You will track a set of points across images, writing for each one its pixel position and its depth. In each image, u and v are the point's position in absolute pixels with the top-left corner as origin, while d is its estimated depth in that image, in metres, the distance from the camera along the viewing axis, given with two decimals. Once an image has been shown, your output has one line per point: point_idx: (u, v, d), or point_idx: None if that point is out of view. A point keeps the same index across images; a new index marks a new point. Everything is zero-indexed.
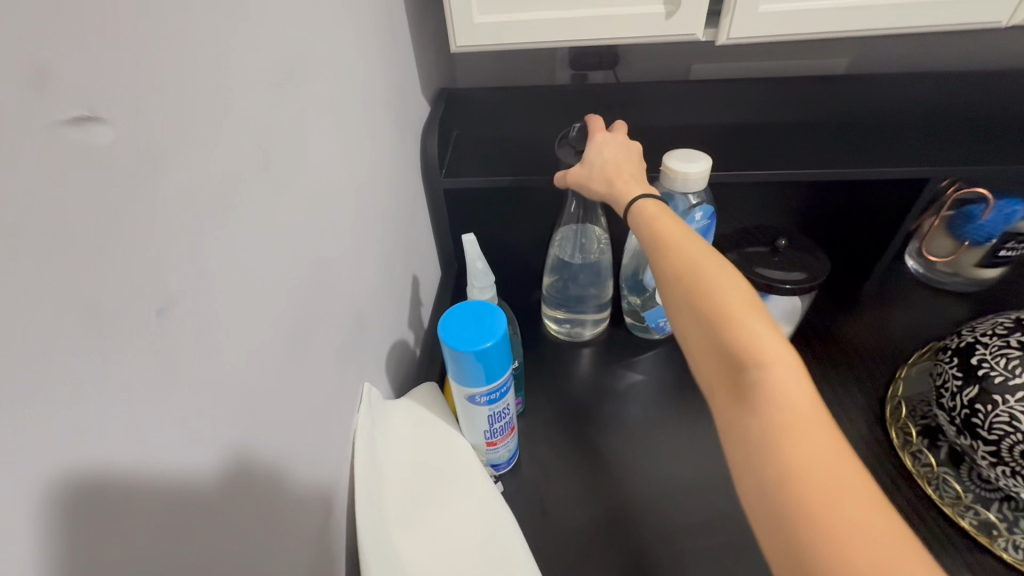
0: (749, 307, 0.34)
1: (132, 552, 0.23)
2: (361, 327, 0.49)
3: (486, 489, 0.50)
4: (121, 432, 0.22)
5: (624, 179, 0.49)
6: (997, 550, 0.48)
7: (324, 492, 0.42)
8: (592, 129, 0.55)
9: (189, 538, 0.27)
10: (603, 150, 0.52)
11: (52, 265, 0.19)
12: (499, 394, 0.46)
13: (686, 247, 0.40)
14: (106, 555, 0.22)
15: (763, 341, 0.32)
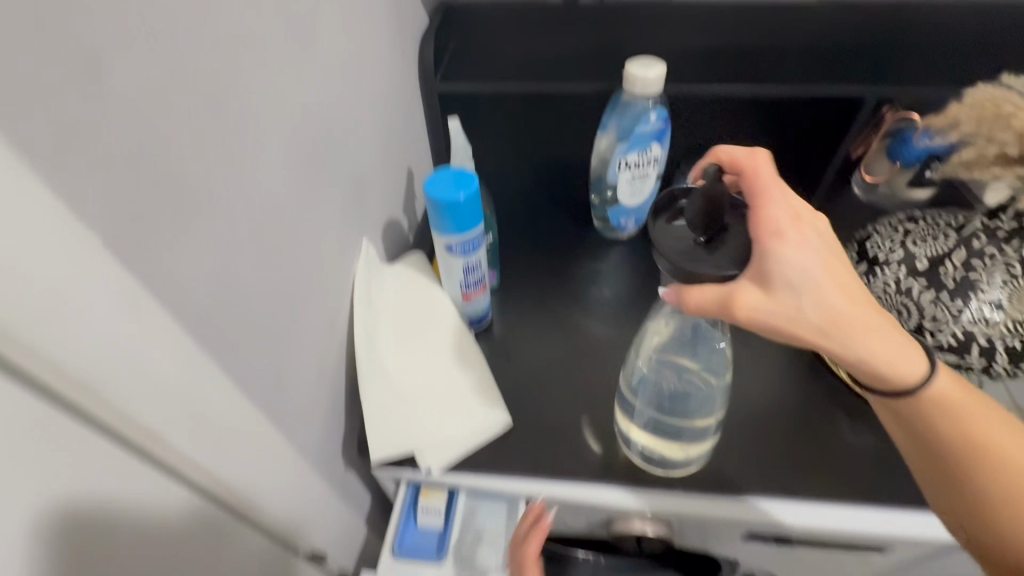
0: (962, 389, 0.39)
1: (200, 266, 0.34)
2: (360, 191, 0.59)
3: (460, 329, 0.61)
4: (193, 175, 0.33)
5: (856, 307, 0.36)
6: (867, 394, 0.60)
7: (329, 309, 0.53)
8: (777, 221, 0.37)
9: (238, 281, 0.38)
10: (815, 256, 0.36)
11: (150, 38, 0.29)
12: (472, 246, 0.57)
13: (845, 307, 0.36)
14: (186, 257, 0.33)
15: (999, 430, 0.38)
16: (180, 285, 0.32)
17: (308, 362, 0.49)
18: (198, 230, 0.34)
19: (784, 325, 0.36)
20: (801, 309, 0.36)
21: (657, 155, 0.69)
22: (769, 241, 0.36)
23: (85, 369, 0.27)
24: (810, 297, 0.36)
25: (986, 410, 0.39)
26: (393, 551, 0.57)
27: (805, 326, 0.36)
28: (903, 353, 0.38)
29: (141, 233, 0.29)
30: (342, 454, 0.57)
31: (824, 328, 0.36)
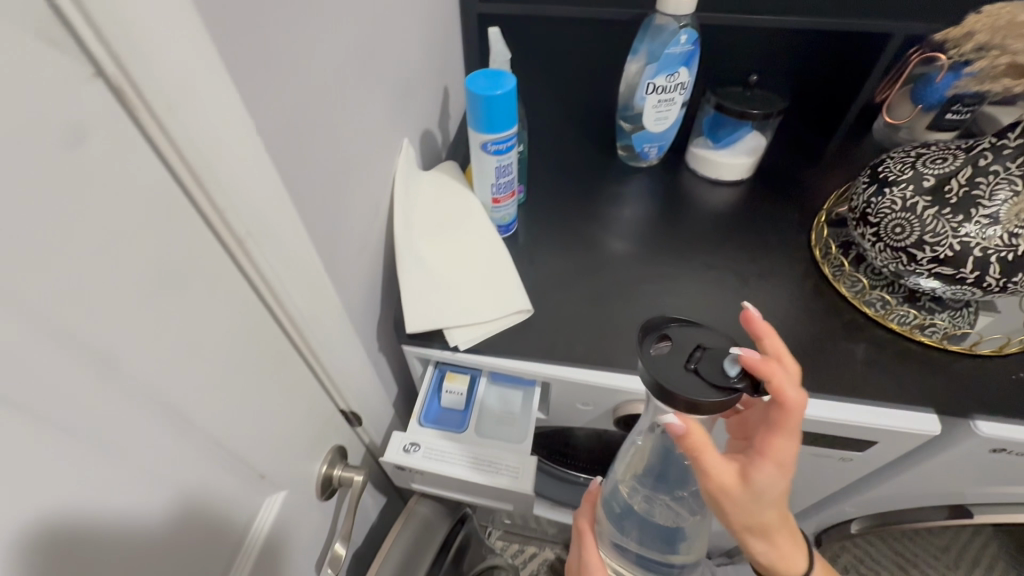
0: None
1: (291, 110, 0.39)
2: (405, 93, 0.64)
3: (489, 230, 0.66)
4: (292, 24, 0.37)
5: (784, 526, 0.37)
6: (863, 307, 0.64)
7: (375, 193, 0.58)
8: (794, 416, 0.33)
9: (313, 137, 0.43)
10: (784, 485, 0.34)
11: None
12: (505, 146, 0.61)
13: (777, 546, 0.38)
14: (284, 99, 0.38)
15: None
16: (273, 113, 0.36)
17: (357, 236, 0.55)
18: (287, 71, 0.38)
19: (733, 520, 0.35)
20: (761, 508, 0.34)
21: (684, 80, 0.72)
22: (766, 443, 0.34)
23: (218, 164, 0.31)
24: (772, 490, 0.34)
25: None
26: (418, 421, 0.62)
27: (756, 525, 0.35)
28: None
29: (254, 56, 0.33)
30: (377, 330, 0.63)
31: (755, 538, 0.36)
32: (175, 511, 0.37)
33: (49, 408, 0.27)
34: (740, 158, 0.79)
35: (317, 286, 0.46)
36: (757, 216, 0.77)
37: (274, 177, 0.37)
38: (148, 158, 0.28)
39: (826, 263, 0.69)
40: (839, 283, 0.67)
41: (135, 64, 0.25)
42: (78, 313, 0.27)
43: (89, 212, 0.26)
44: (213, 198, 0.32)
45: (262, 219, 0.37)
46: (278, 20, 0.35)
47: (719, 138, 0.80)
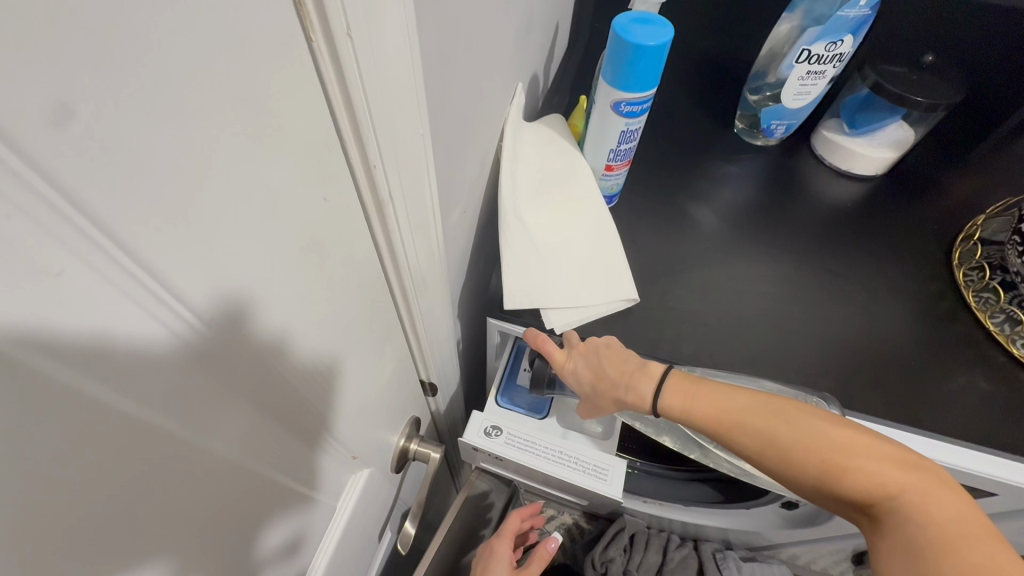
0: (677, 382, 0.49)
1: (445, 41, 0.31)
2: (527, 29, 0.54)
3: (595, 199, 0.59)
4: None
5: (606, 383, 0.52)
6: (1011, 346, 0.56)
7: (486, 146, 0.50)
8: (557, 351, 0.54)
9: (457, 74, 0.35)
10: (580, 370, 0.53)
11: None
12: (639, 109, 0.52)
13: (637, 391, 0.50)
14: (442, 25, 0.30)
15: (754, 414, 0.45)
16: (433, 43, 0.29)
17: (464, 195, 0.47)
18: None
19: (602, 409, 0.55)
20: (582, 391, 0.55)
21: (845, 50, 0.61)
22: (557, 366, 0.54)
23: (371, 109, 0.24)
24: (575, 377, 0.54)
25: (717, 396, 0.47)
26: (495, 399, 0.60)
27: (600, 393, 0.53)
28: (637, 403, 0.51)
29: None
30: (462, 297, 0.57)
31: (612, 404, 0.53)
32: (276, 500, 0.33)
33: (189, 419, 0.22)
34: (882, 150, 0.68)
35: (433, 252, 0.39)
36: (890, 217, 0.68)
37: (424, 128, 0.30)
38: (312, 99, 0.22)
39: (968, 287, 0.60)
40: (982, 313, 0.59)
41: None
42: (217, 304, 0.21)
43: (249, 169, 0.20)
44: (368, 153, 0.26)
45: (408, 178, 0.30)
46: None
47: (856, 124, 0.70)
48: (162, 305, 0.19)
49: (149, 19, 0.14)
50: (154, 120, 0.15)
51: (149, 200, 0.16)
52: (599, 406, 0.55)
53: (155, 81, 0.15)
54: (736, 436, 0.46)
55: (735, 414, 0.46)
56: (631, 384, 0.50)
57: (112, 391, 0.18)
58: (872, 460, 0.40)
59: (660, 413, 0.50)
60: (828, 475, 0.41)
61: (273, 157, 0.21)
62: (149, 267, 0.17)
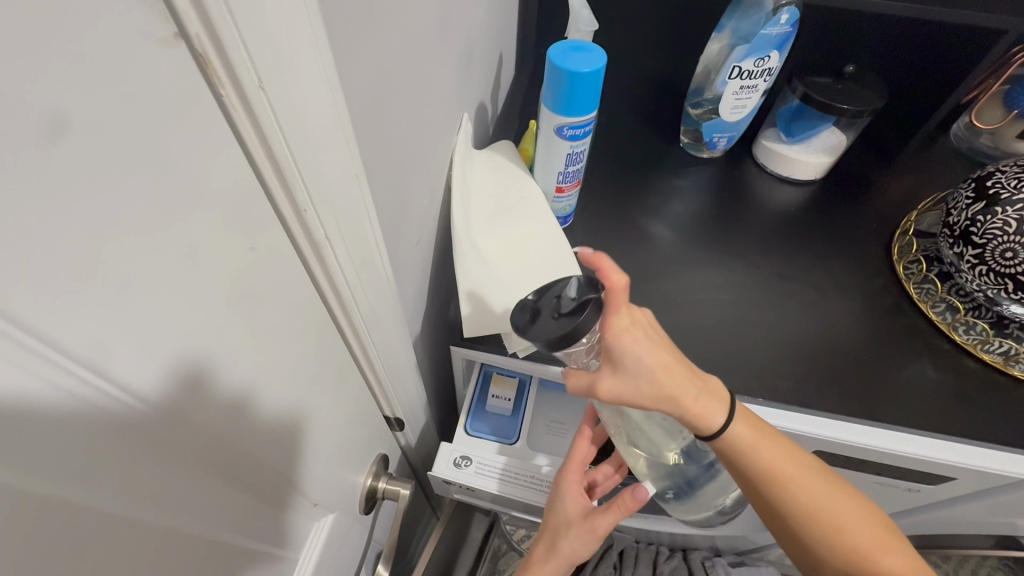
0: (751, 431, 0.46)
1: (371, 81, 0.31)
2: (467, 61, 0.55)
3: (549, 220, 0.59)
4: None
5: (673, 380, 0.43)
6: (954, 334, 0.59)
7: (434, 176, 0.51)
8: (619, 318, 0.41)
9: (389, 111, 0.35)
10: (647, 350, 0.41)
11: None
12: (582, 133, 0.54)
13: (699, 408, 0.44)
14: (368, 62, 0.30)
15: (815, 480, 0.46)
16: (356, 83, 0.29)
17: (415, 227, 0.48)
18: (371, 29, 0.30)
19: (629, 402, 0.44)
20: (629, 378, 0.42)
21: (774, 64, 0.65)
22: (613, 341, 0.41)
23: (295, 157, 0.24)
24: (637, 360, 0.41)
25: (788, 448, 0.47)
26: (464, 428, 0.59)
27: (653, 389, 0.42)
28: (697, 417, 0.44)
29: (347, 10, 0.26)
30: (424, 327, 0.56)
31: (660, 402, 0.43)
32: (230, 563, 0.32)
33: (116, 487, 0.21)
34: (817, 155, 0.72)
35: (383, 288, 0.39)
36: (833, 218, 0.71)
37: (358, 169, 0.30)
38: (230, 154, 0.22)
39: (909, 279, 0.64)
40: (924, 303, 0.62)
41: (221, 19, 0.18)
42: (141, 366, 0.21)
43: (160, 227, 0.20)
44: (297, 197, 0.26)
45: (347, 219, 0.30)
46: None
47: (792, 132, 0.73)
48: (73, 375, 0.18)
49: (21, 81, 0.14)
50: (38, 186, 0.15)
51: (37, 270, 0.16)
52: (635, 400, 0.43)
53: (48, 153, 0.15)
54: (794, 495, 0.46)
55: (800, 476, 0.46)
56: (698, 395, 0.44)
57: (1, 470, 0.17)
58: (898, 559, 0.45)
59: (719, 442, 0.46)
60: (859, 558, 0.46)
61: (190, 214, 0.21)
62: (40, 335, 0.17)
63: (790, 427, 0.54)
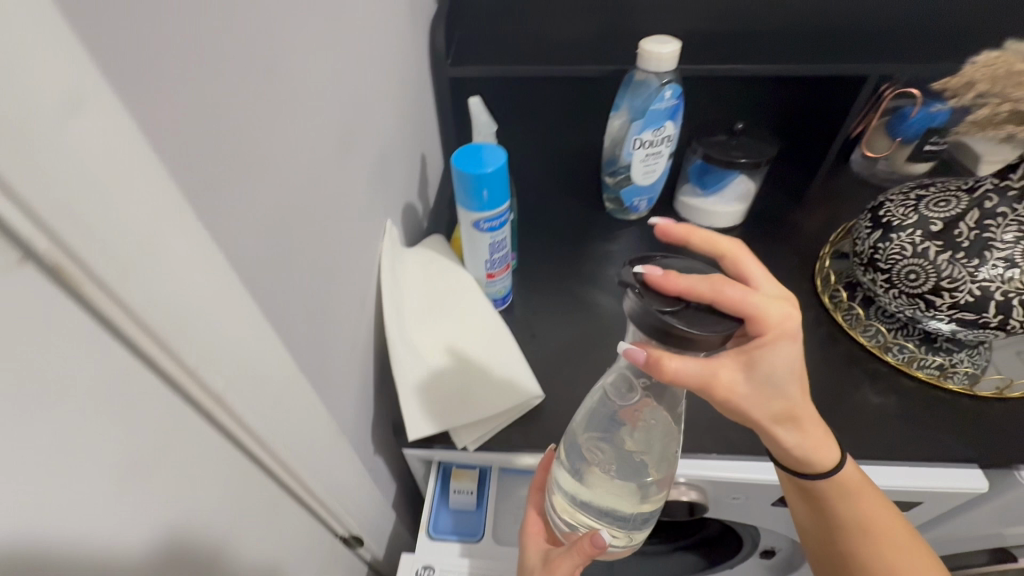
0: (861, 479, 0.45)
1: (257, 228, 0.33)
2: (382, 171, 0.58)
3: (485, 306, 0.61)
4: (254, 135, 0.32)
5: (799, 398, 0.40)
6: (887, 356, 0.61)
7: (361, 286, 0.52)
8: (778, 317, 0.37)
9: (285, 248, 0.36)
10: (797, 360, 0.38)
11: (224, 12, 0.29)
12: (499, 223, 0.57)
13: (810, 446, 0.42)
14: (250, 213, 0.32)
15: (909, 550, 0.44)
16: (238, 234, 0.31)
17: (345, 340, 0.48)
18: (249, 183, 0.32)
19: (745, 410, 0.39)
20: (762, 382, 0.38)
21: (671, 131, 0.70)
22: (768, 343, 0.36)
23: (177, 327, 0.25)
24: (783, 366, 0.37)
25: (887, 507, 0.46)
26: (427, 535, 0.57)
27: (774, 403, 0.39)
28: (810, 450, 0.43)
29: (217, 180, 0.29)
30: (375, 435, 0.56)
31: (773, 417, 0.40)
32: None
33: None
34: (730, 206, 0.77)
35: (308, 414, 0.39)
36: (758, 259, 0.74)
37: (254, 317, 0.31)
38: (99, 340, 0.23)
39: (835, 308, 0.67)
40: (854, 330, 0.64)
41: (69, 231, 0.20)
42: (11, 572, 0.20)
43: (19, 431, 0.20)
44: (190, 360, 0.27)
45: (253, 364, 0.31)
46: (228, 130, 0.29)
47: (706, 184, 0.77)
48: None
49: None
50: None
51: None
52: (753, 408, 0.38)
53: None
54: (880, 553, 0.44)
55: (893, 540, 0.44)
56: (814, 427, 0.42)
57: None
58: None
59: (821, 491, 0.45)
60: None
61: (55, 409, 0.21)
62: None
63: (752, 478, 0.55)
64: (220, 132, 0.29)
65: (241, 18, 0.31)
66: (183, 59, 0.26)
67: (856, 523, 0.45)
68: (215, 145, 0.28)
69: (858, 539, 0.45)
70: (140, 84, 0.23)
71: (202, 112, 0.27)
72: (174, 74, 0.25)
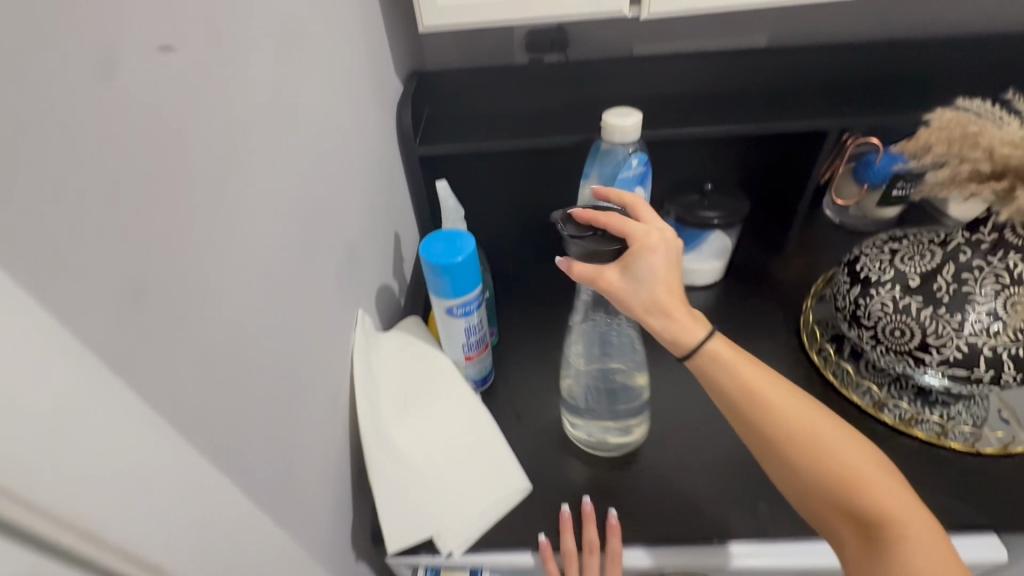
0: (742, 359, 0.46)
1: (200, 367, 0.31)
2: (352, 261, 0.57)
3: (464, 390, 0.59)
4: (196, 270, 0.31)
5: (673, 293, 0.45)
6: (883, 416, 0.59)
7: (332, 387, 0.50)
8: (641, 231, 0.46)
9: (237, 377, 0.35)
10: (662, 263, 0.45)
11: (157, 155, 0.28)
12: (473, 307, 0.55)
13: (695, 335, 0.45)
14: (190, 354, 0.30)
15: (833, 439, 0.44)
16: (177, 380, 0.29)
17: (315, 451, 0.46)
18: (189, 321, 0.30)
19: (625, 306, 0.46)
20: (636, 283, 0.45)
21: (642, 195, 0.70)
22: (636, 247, 0.46)
23: (97, 510, 0.23)
24: (653, 271, 0.45)
25: (790, 392, 0.45)
26: None
27: (649, 299, 0.45)
28: (679, 338, 0.45)
29: (149, 330, 0.27)
30: (353, 546, 0.52)
31: (655, 320, 0.45)
32: None
33: None
34: (711, 262, 0.76)
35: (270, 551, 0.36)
36: (742, 316, 0.73)
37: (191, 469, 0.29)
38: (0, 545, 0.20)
39: (823, 366, 0.65)
40: (846, 389, 0.62)
41: None
42: None
43: None
44: (108, 542, 0.24)
45: (188, 519, 0.29)
46: (163, 275, 0.28)
47: (685, 242, 0.76)
48: None
49: None
50: None
51: None
52: (634, 303, 0.46)
53: None
54: (805, 451, 0.43)
55: (804, 429, 0.44)
56: (691, 315, 0.46)
57: None
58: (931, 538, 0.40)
59: (716, 387, 0.46)
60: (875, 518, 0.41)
61: None
62: None
63: (757, 563, 0.52)
64: (152, 280, 0.27)
65: (176, 158, 0.30)
66: (101, 218, 0.24)
67: (762, 409, 0.44)
68: (143, 297, 0.27)
69: (781, 449, 0.44)
70: (47, 257, 0.22)
71: (125, 268, 0.26)
72: (88, 239, 0.24)
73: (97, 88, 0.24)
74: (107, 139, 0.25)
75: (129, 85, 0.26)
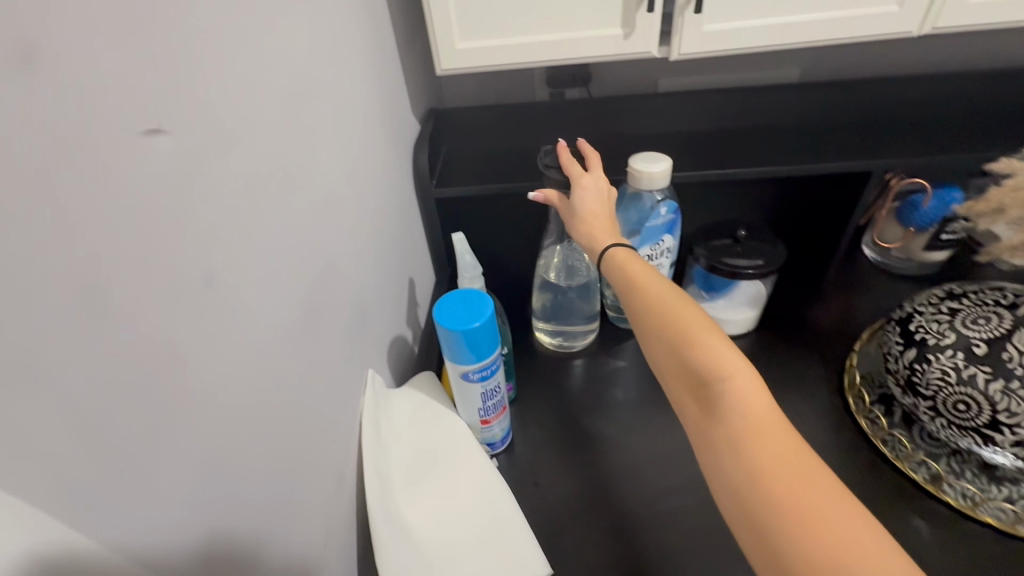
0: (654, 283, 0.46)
1: (177, 483, 0.27)
2: (363, 318, 0.54)
3: (480, 458, 0.55)
4: (182, 370, 0.28)
5: (599, 218, 0.54)
6: (945, 496, 0.53)
7: (338, 460, 0.46)
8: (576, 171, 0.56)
9: (225, 480, 0.31)
10: (591, 196, 0.54)
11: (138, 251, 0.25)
12: (490, 371, 0.52)
13: (618, 260, 0.50)
14: (168, 469, 0.27)
15: (715, 346, 0.41)
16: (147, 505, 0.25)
17: (316, 538, 0.42)
18: (169, 432, 0.27)
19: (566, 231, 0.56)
20: (570, 208, 0.55)
21: (670, 242, 0.66)
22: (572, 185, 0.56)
23: None
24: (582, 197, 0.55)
25: (693, 310, 0.44)
26: None
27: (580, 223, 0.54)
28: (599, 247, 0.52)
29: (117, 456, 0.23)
30: None
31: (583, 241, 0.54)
32: None
33: None
34: (743, 310, 0.71)
35: None
36: (778, 371, 0.68)
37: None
38: None
39: (874, 435, 0.58)
40: (902, 462, 0.56)
41: None
42: None
43: None
44: None
45: None
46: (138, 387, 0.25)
47: (714, 286, 0.71)
48: None
49: None
50: None
51: None
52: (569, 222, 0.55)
53: None
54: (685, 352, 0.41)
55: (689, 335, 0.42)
56: (614, 237, 0.52)
57: None
58: (779, 456, 0.35)
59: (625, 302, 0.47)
60: (741, 427, 0.37)
61: None
62: None
63: None
64: (126, 395, 0.24)
65: (162, 253, 0.27)
66: (62, 342, 0.21)
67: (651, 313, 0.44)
68: (110, 420, 0.23)
69: (663, 352, 0.43)
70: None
71: (90, 393, 0.22)
72: (46, 366, 0.20)
73: (66, 193, 0.21)
74: (77, 245, 0.22)
75: (107, 182, 0.23)
